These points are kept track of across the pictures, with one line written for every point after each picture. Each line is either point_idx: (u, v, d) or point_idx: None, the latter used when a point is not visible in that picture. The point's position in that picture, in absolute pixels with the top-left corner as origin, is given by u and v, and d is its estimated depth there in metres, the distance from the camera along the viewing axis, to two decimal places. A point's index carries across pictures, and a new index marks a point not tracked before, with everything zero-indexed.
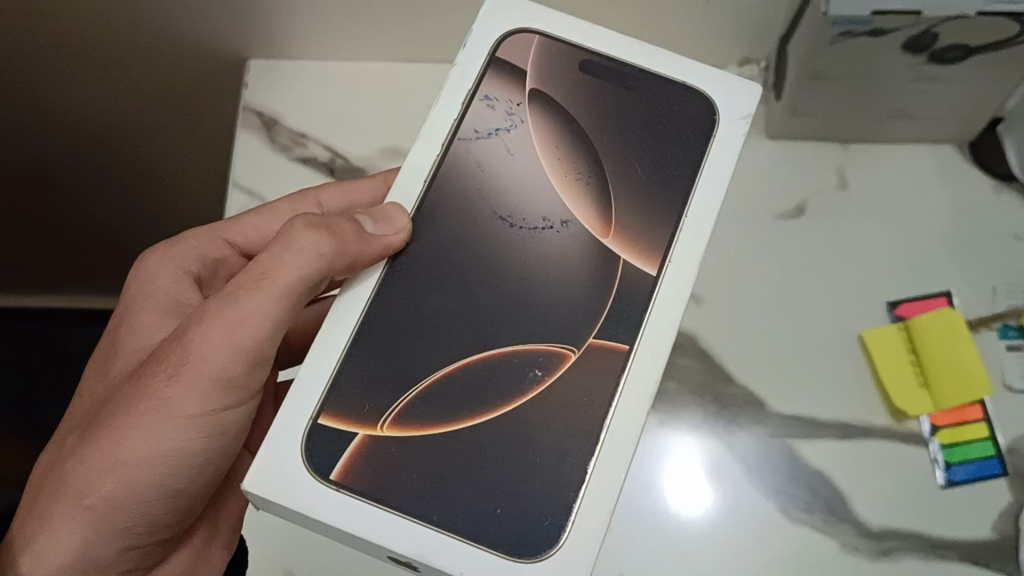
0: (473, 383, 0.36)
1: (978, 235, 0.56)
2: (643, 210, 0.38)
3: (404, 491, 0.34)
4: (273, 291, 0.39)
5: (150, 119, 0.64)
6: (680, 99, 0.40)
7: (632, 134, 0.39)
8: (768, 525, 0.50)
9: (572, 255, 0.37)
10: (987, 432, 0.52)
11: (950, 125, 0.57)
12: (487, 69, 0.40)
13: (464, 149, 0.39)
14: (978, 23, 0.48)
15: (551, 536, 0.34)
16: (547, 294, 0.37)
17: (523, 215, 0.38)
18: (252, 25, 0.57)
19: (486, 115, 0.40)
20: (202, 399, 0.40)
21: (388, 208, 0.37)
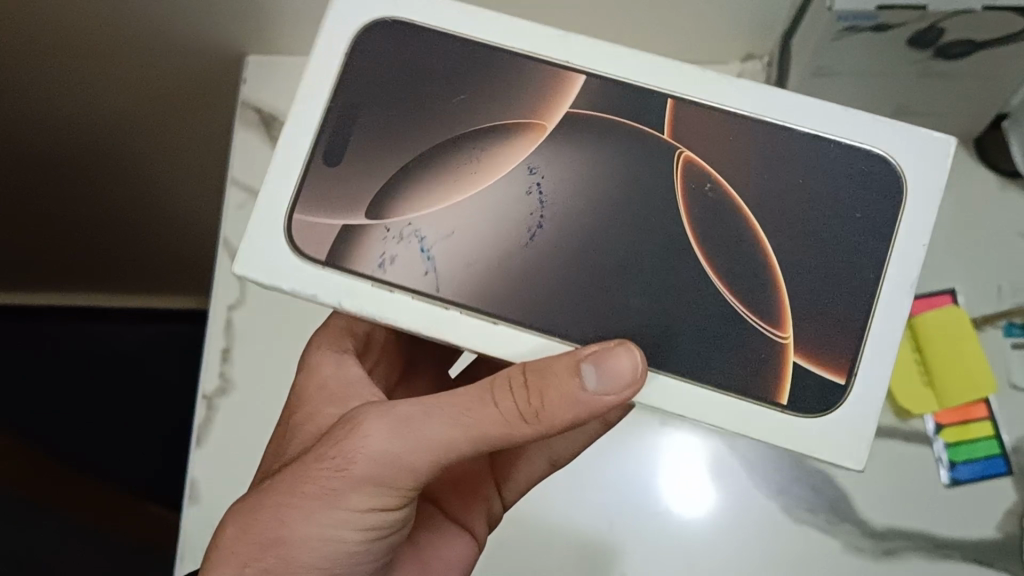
0: (750, 287, 0.33)
1: (986, 233, 0.56)
2: (536, 95, 0.35)
3: (844, 324, 0.33)
4: (473, 424, 0.35)
5: (147, 116, 0.63)
6: (382, 46, 0.36)
7: (433, 105, 0.35)
8: (770, 525, 0.50)
9: (576, 180, 0.34)
10: (992, 431, 0.51)
11: (956, 120, 0.56)
12: (337, 265, 0.34)
13: (448, 269, 0.34)
14: (984, 18, 0.47)
15: (882, 172, 0.34)
16: (620, 185, 0.34)
17: (527, 229, 0.34)
18: (251, 19, 0.56)
19: (411, 263, 0.34)
20: (370, 497, 0.37)
21: (610, 355, 0.31)
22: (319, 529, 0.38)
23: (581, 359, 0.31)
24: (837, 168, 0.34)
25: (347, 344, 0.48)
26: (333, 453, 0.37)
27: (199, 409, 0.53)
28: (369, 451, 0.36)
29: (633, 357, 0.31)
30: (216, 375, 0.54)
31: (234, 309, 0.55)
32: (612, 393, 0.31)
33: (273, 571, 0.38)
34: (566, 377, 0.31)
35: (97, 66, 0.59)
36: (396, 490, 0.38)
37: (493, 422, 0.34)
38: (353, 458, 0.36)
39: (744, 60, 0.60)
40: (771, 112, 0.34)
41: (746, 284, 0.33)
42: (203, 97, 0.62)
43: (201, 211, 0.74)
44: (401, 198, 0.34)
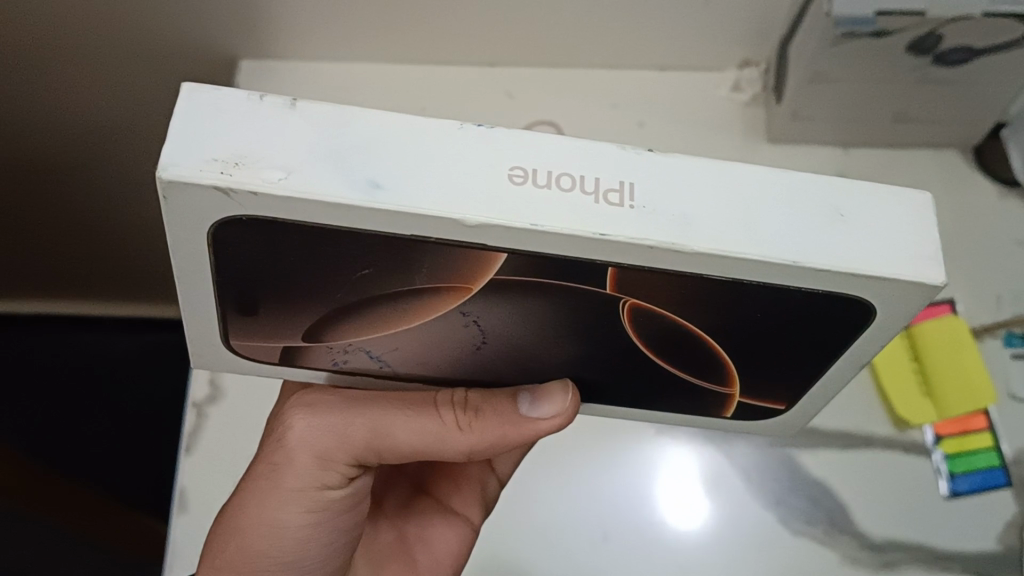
0: (687, 359, 0.33)
1: (982, 241, 0.55)
2: (459, 263, 0.27)
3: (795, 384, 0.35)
4: (416, 423, 0.36)
5: (141, 122, 0.63)
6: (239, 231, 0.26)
7: (333, 265, 0.28)
8: (768, 537, 0.49)
9: (500, 317, 0.31)
10: (991, 442, 0.51)
11: (955, 129, 0.56)
12: (304, 364, 0.35)
13: (405, 361, 0.35)
14: (983, 24, 0.47)
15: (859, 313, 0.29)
16: (544, 316, 0.31)
17: (466, 338, 0.33)
18: (245, 25, 0.56)
19: (361, 359, 0.35)
20: (307, 472, 0.38)
21: (552, 387, 0.35)
22: (265, 512, 0.38)
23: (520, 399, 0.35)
24: (793, 301, 0.28)
25: None
26: (279, 428, 0.38)
27: (187, 417, 0.52)
28: (306, 429, 0.37)
29: (566, 400, 0.35)
30: (205, 383, 0.53)
31: None
32: (541, 423, 0.35)
33: (233, 559, 0.38)
34: (505, 404, 0.36)
35: (88, 71, 0.58)
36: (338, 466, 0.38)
37: (429, 428, 0.36)
38: (293, 434, 0.37)
39: (740, 67, 0.59)
40: (741, 272, 0.26)
41: (683, 357, 0.33)
42: None
43: None
44: (331, 330, 0.32)
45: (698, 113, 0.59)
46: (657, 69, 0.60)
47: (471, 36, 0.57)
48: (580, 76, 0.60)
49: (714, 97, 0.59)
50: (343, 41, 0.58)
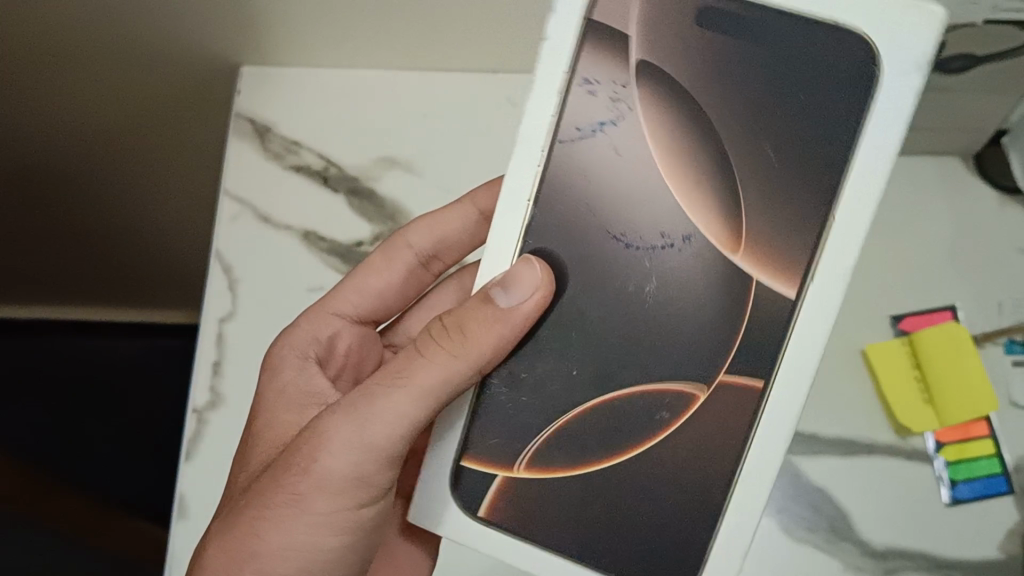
0: (602, 435, 0.39)
1: (981, 248, 0.55)
2: (769, 222, 0.38)
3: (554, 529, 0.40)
4: (411, 384, 0.37)
5: (143, 128, 0.63)
6: (839, 54, 0.37)
7: (825, 109, 0.37)
8: (771, 544, 0.49)
9: (687, 280, 0.39)
10: (992, 449, 0.51)
11: (955, 137, 0.56)
12: (582, 41, 0.39)
13: (570, 150, 0.40)
14: (985, 32, 0.47)
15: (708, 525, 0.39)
16: (694, 330, 0.38)
17: (638, 233, 0.39)
18: (252, 32, 0.56)
19: (588, 104, 0.39)
20: (335, 497, 0.38)
21: (514, 272, 0.37)
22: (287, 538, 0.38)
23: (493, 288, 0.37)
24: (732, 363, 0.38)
25: (312, 350, 0.48)
26: (297, 459, 0.38)
27: (188, 423, 0.52)
28: (329, 449, 0.37)
29: (534, 270, 0.37)
30: (205, 390, 0.53)
31: (224, 321, 0.55)
32: (526, 300, 0.37)
33: None
34: (478, 308, 0.37)
35: (92, 77, 0.58)
36: (365, 481, 0.38)
37: (429, 371, 0.37)
38: (318, 459, 0.37)
39: None
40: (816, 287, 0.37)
41: (618, 420, 0.39)
42: (199, 108, 0.62)
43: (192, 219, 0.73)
44: (648, 86, 0.39)
45: None
46: None
47: (472, 42, 0.57)
48: None
49: None
50: (345, 49, 0.58)
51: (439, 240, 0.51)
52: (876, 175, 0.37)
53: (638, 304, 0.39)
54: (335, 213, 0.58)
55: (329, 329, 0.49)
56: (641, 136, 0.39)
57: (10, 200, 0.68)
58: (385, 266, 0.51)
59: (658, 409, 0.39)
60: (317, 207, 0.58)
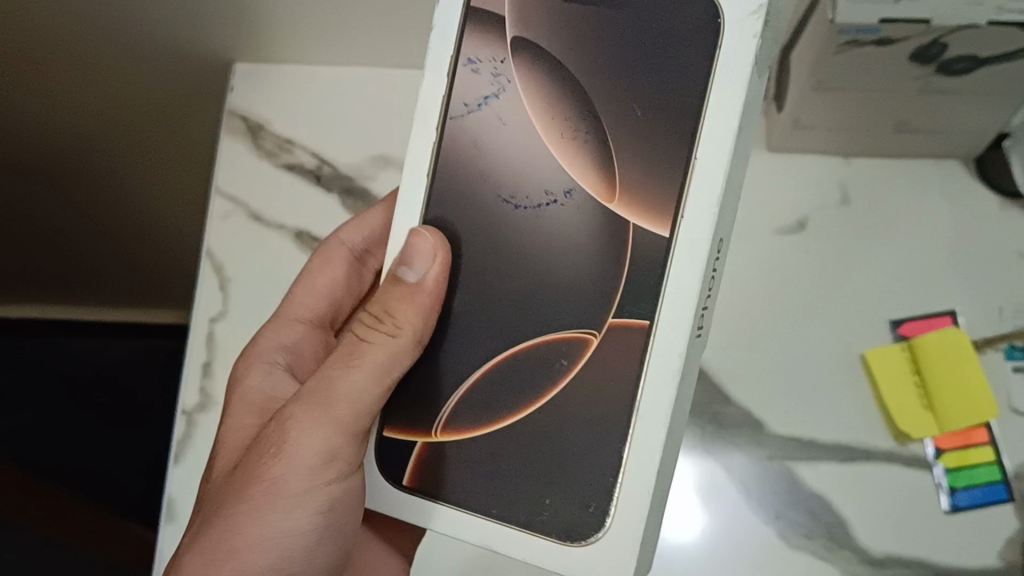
0: (508, 392, 0.41)
1: (984, 253, 0.55)
2: (647, 173, 0.39)
3: (469, 492, 0.41)
4: (364, 362, 0.40)
5: (134, 126, 0.62)
6: (681, 10, 0.38)
7: (680, 76, 0.38)
8: (767, 549, 0.49)
9: (575, 229, 0.40)
10: (992, 456, 0.50)
11: (958, 142, 0.55)
12: (466, 21, 0.42)
13: (460, 125, 0.42)
14: (988, 33, 0.46)
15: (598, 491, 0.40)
16: (561, 267, 0.41)
17: (524, 195, 0.41)
18: (243, 26, 0.55)
19: (474, 82, 0.42)
20: (308, 475, 0.40)
21: (417, 249, 0.41)
22: (269, 522, 0.40)
23: (400, 266, 0.41)
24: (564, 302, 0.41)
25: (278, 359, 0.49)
26: (269, 444, 0.40)
27: (178, 424, 0.52)
28: (290, 430, 0.40)
29: (431, 241, 0.41)
30: (195, 392, 0.53)
31: (215, 322, 0.54)
32: (431, 269, 0.40)
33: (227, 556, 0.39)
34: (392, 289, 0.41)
35: (87, 77, 0.58)
36: (341, 458, 0.40)
37: (382, 353, 0.40)
38: (290, 446, 0.40)
39: None
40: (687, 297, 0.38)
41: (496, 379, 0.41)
42: (189, 105, 0.61)
43: (186, 216, 0.73)
44: (525, 59, 0.41)
45: None
46: None
47: None
48: None
49: None
50: (340, 47, 0.57)
51: (370, 239, 0.52)
52: (728, 111, 0.37)
53: (522, 259, 0.41)
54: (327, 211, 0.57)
55: (298, 331, 0.51)
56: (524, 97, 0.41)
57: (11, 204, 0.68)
58: (325, 270, 0.52)
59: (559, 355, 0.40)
60: (309, 206, 0.57)
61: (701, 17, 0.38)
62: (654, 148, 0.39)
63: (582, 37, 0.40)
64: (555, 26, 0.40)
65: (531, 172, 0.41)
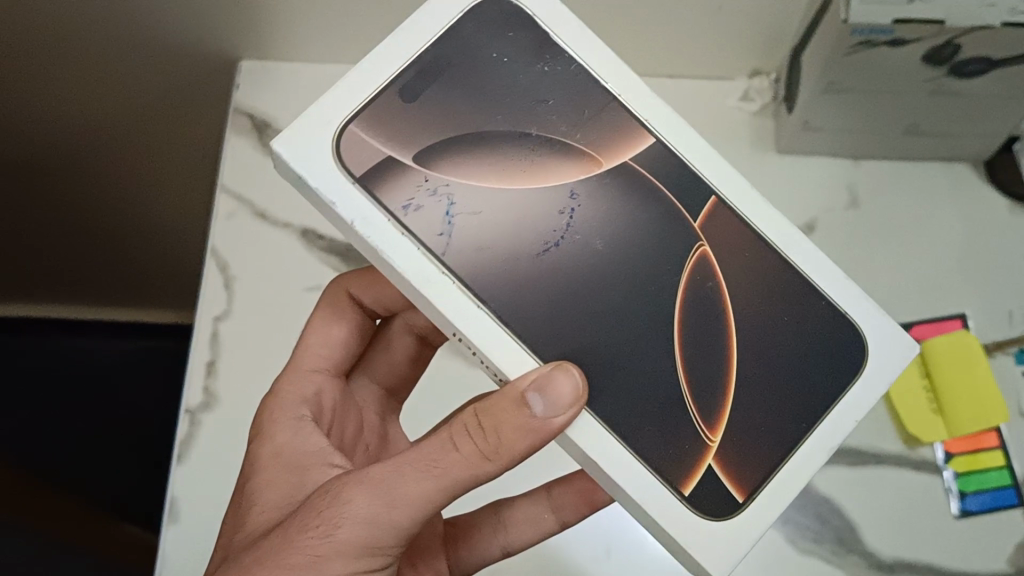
0: (710, 371, 0.34)
1: (993, 257, 0.55)
2: (619, 133, 0.36)
3: (778, 444, 0.34)
4: (443, 471, 0.34)
5: (138, 120, 0.62)
6: (477, 35, 0.36)
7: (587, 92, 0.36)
8: (777, 552, 0.48)
9: (610, 223, 0.34)
10: (1002, 460, 0.50)
11: (965, 145, 0.55)
12: (367, 190, 0.33)
13: (461, 247, 0.33)
14: (1002, 35, 0.45)
15: (845, 333, 0.35)
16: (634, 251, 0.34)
17: (551, 234, 0.34)
18: (252, 24, 0.54)
19: (427, 211, 0.33)
20: (353, 561, 0.33)
21: (546, 373, 0.31)
22: None
23: (525, 392, 0.32)
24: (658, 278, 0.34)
25: (304, 410, 0.43)
26: (316, 520, 0.34)
27: (180, 424, 0.51)
28: (344, 514, 0.34)
29: (573, 377, 0.31)
30: (199, 390, 0.51)
31: (220, 320, 0.53)
32: (561, 413, 0.31)
33: None
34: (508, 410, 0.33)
35: (92, 71, 0.57)
36: (383, 549, 0.34)
37: (459, 462, 0.34)
38: (339, 534, 0.33)
39: (750, 76, 0.59)
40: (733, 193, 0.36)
41: (698, 372, 0.34)
42: (193, 102, 0.61)
43: (187, 214, 0.72)
44: (449, 161, 0.34)
45: (707, 121, 0.58)
46: (667, 76, 0.59)
47: None
48: None
49: (723, 106, 0.59)
50: (343, 46, 0.57)
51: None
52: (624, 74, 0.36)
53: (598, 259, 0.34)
54: None
55: (315, 384, 0.46)
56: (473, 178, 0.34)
57: (15, 195, 0.68)
58: (337, 320, 0.47)
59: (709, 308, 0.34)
60: (315, 205, 0.56)
61: (496, 19, 0.36)
62: (609, 123, 0.36)
63: (463, 106, 0.35)
64: (424, 119, 0.34)
65: (540, 212, 0.34)
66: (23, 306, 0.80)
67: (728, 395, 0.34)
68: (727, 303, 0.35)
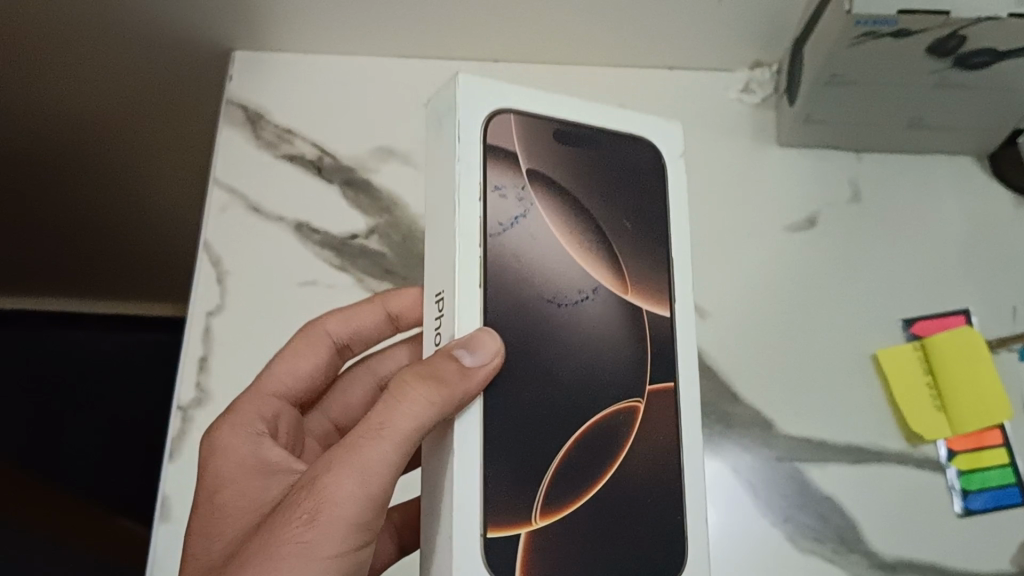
0: (588, 466, 0.34)
1: (997, 252, 0.54)
2: (656, 276, 0.37)
3: (574, 574, 0.32)
4: (395, 434, 0.32)
5: (131, 110, 0.61)
6: (632, 154, 0.39)
7: (655, 230, 0.38)
8: (775, 551, 0.47)
9: (604, 326, 0.36)
10: (1007, 458, 0.49)
11: (968, 138, 0.54)
12: (486, 153, 0.35)
13: (500, 246, 0.34)
14: (1009, 27, 0.45)
15: (673, 564, 0.35)
16: (605, 355, 0.35)
17: (564, 293, 0.35)
18: (249, 15, 0.54)
19: (502, 207, 0.35)
20: (339, 546, 0.32)
21: (472, 336, 0.32)
22: None
23: (453, 349, 0.31)
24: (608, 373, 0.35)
25: (261, 426, 0.43)
26: (294, 512, 0.32)
27: (173, 421, 0.50)
28: (316, 503, 0.32)
29: (496, 340, 0.32)
30: (192, 386, 0.51)
31: (213, 315, 0.52)
32: (488, 368, 0.32)
33: None
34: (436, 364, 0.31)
35: (85, 63, 0.56)
36: (366, 525, 0.33)
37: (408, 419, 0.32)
38: (319, 522, 0.32)
39: (751, 67, 0.58)
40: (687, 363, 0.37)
41: (575, 466, 0.33)
42: (188, 94, 0.60)
43: (183, 206, 0.71)
44: (543, 194, 0.36)
45: (706, 115, 0.57)
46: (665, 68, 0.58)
47: (476, 33, 0.55)
48: (584, 76, 0.59)
49: (723, 99, 0.58)
50: (340, 36, 0.57)
51: (355, 331, 0.48)
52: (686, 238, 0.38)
53: (569, 350, 0.34)
54: (328, 203, 0.56)
55: (271, 407, 0.44)
56: (545, 217, 0.36)
57: (8, 186, 0.67)
58: (307, 354, 0.47)
59: (608, 426, 0.35)
60: (310, 199, 0.56)
61: (642, 150, 0.39)
62: (653, 263, 0.38)
63: (579, 173, 0.37)
64: (555, 159, 0.37)
65: (556, 282, 0.35)
66: (16, 300, 0.80)
67: (590, 493, 0.34)
68: (628, 440, 0.35)
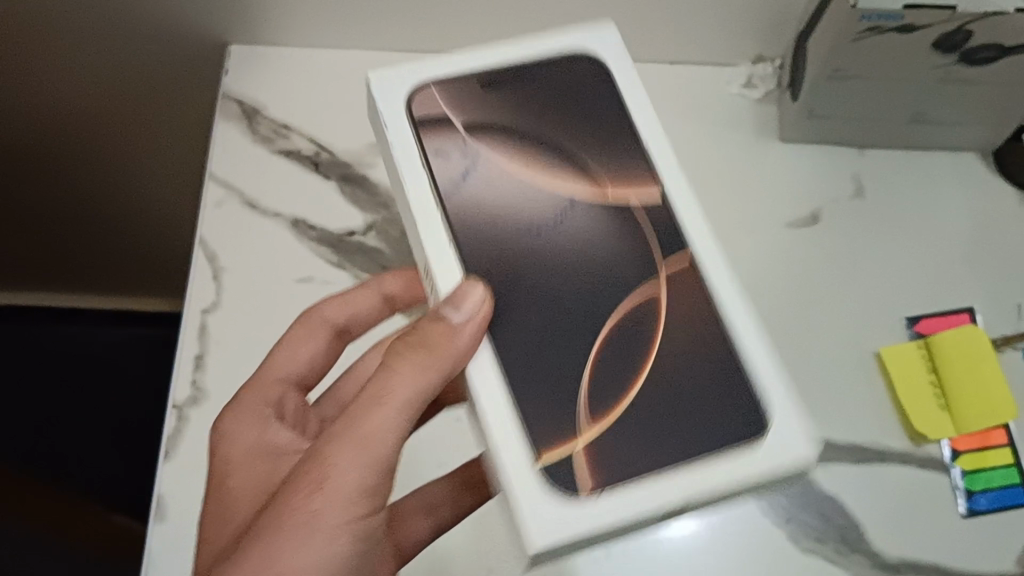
0: (625, 363, 0.34)
1: (1002, 249, 0.53)
2: (626, 171, 0.37)
3: (650, 463, 0.32)
4: (395, 402, 0.33)
5: (126, 104, 0.60)
6: (573, 77, 0.39)
7: (619, 134, 0.38)
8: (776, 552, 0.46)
9: (594, 232, 0.36)
10: (1012, 457, 0.48)
11: (972, 133, 0.54)
12: (416, 129, 0.37)
13: (461, 195, 0.36)
14: (1016, 22, 0.44)
15: (759, 416, 0.33)
16: (610, 256, 0.36)
17: (531, 214, 0.36)
18: (245, 8, 0.53)
19: (447, 165, 0.37)
20: (346, 511, 0.33)
21: (458, 289, 0.33)
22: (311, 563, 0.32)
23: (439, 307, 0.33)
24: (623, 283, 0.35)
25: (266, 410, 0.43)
26: (300, 481, 0.33)
27: (168, 419, 0.49)
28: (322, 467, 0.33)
29: (482, 288, 0.33)
30: (187, 385, 0.50)
31: (208, 312, 0.52)
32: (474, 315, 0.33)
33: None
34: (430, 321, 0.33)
35: (79, 56, 0.56)
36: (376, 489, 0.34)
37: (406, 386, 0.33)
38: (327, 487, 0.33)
39: (754, 61, 0.57)
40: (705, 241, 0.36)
41: (604, 364, 0.33)
42: (184, 90, 0.59)
43: (179, 201, 0.71)
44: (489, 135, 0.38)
45: (707, 111, 0.57)
46: (668, 62, 0.58)
47: (475, 26, 0.55)
48: None
49: (724, 93, 0.57)
50: (337, 29, 0.56)
51: (356, 317, 0.47)
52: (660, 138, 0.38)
53: (566, 271, 0.35)
54: (324, 199, 0.55)
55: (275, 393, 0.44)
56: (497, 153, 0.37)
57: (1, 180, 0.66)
58: (308, 339, 0.46)
59: (632, 325, 0.34)
60: (307, 194, 0.55)
61: (585, 73, 0.39)
62: (619, 158, 0.38)
63: (519, 101, 0.38)
64: (489, 101, 0.38)
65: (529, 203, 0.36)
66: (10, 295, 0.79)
67: (635, 391, 0.33)
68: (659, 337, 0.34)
